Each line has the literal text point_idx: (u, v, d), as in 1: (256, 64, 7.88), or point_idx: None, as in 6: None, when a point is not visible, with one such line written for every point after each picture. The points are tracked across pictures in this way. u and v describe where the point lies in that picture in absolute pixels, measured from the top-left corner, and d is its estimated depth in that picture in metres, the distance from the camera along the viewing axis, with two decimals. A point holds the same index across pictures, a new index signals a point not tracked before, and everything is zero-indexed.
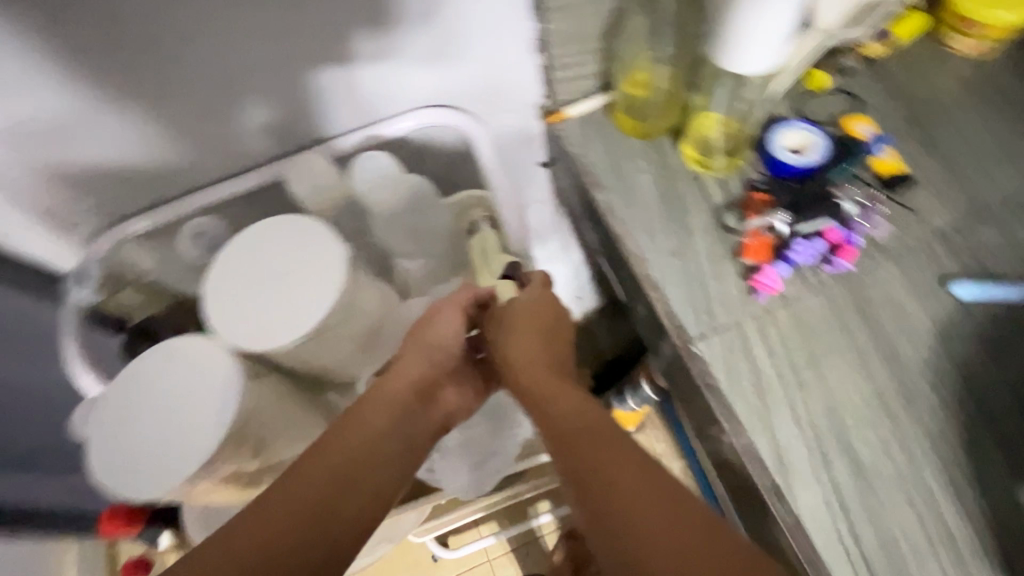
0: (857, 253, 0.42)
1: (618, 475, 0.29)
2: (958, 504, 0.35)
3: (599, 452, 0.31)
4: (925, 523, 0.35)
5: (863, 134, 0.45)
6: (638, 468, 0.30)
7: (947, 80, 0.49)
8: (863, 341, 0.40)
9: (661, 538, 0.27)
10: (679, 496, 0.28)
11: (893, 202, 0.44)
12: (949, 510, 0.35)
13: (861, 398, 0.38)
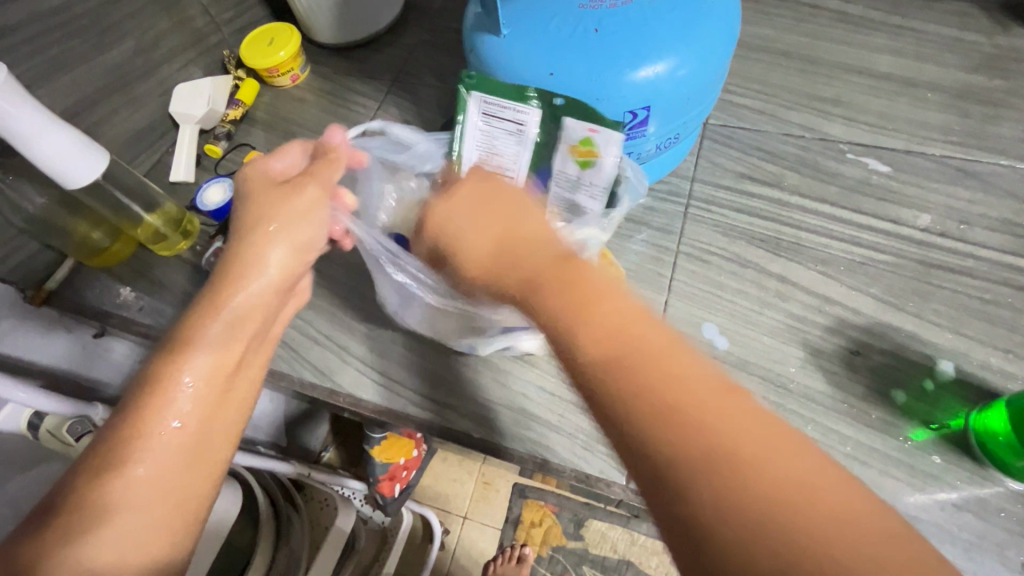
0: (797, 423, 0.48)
1: (657, 392, 0.28)
2: None
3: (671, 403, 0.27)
4: None
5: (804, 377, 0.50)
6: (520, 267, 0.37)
7: (982, 263, 0.54)
8: (948, 502, 0.45)
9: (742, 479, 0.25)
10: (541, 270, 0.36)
11: (938, 433, 0.47)
12: None
13: (944, 535, 0.44)
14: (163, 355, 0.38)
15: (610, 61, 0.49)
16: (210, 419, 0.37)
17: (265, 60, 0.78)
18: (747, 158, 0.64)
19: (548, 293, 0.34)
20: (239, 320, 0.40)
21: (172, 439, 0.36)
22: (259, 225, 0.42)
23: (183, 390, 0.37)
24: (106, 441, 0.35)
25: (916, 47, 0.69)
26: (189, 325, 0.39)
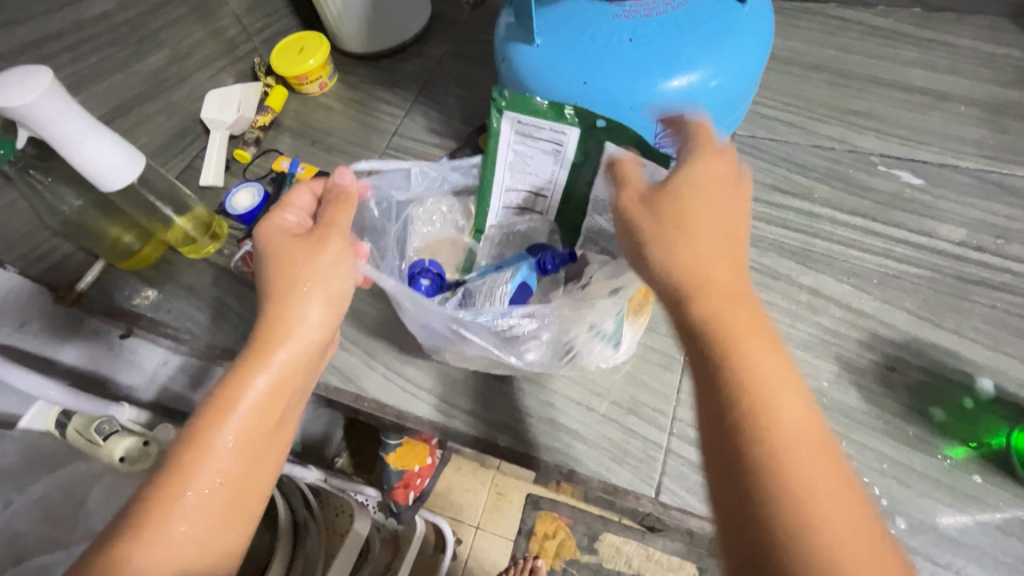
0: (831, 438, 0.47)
1: (775, 431, 0.30)
2: None
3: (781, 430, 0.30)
4: None
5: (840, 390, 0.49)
6: (673, 237, 0.37)
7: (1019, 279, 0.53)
8: (990, 523, 0.43)
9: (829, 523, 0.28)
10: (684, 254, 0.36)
11: (978, 452, 0.46)
12: None
13: (986, 558, 0.42)
14: (201, 415, 0.37)
15: (645, 69, 0.49)
16: (247, 477, 0.37)
17: (295, 69, 0.79)
18: (776, 170, 0.63)
19: (686, 279, 0.35)
20: (280, 380, 0.39)
21: (213, 501, 0.36)
22: (290, 277, 0.42)
23: (227, 451, 0.36)
24: (141, 504, 0.34)
25: (949, 61, 0.68)
26: (231, 382, 0.38)
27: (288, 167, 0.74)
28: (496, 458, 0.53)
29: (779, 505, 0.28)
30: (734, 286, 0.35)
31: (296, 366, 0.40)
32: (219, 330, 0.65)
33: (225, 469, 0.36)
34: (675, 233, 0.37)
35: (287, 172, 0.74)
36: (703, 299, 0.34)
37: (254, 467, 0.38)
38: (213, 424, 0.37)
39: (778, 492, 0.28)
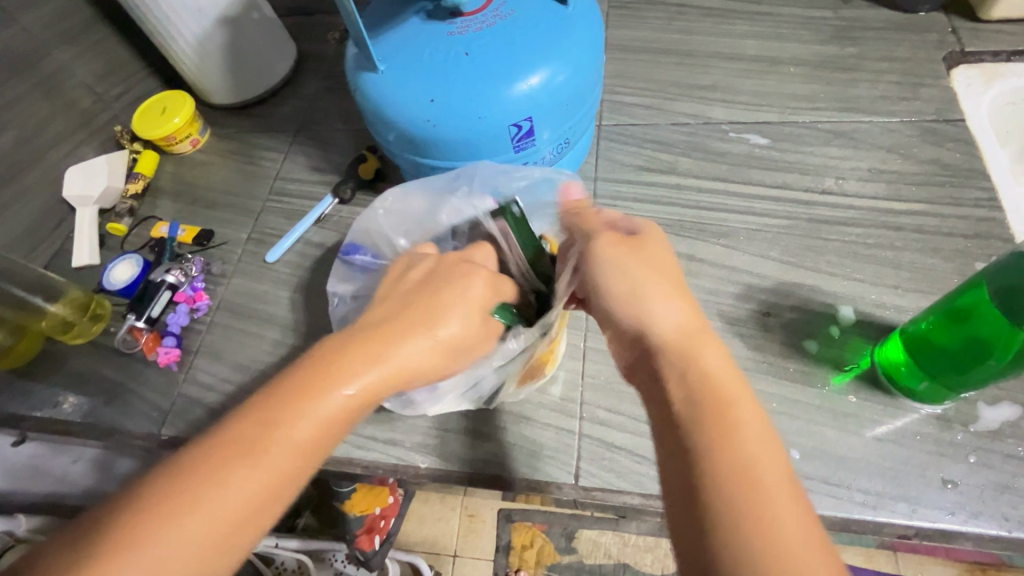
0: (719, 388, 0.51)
1: (730, 488, 0.29)
2: (981, 503, 0.43)
3: (753, 497, 0.28)
4: (957, 526, 0.43)
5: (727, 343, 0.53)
6: (654, 292, 0.38)
7: (859, 211, 0.59)
8: (870, 432, 0.47)
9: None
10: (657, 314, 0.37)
11: (850, 374, 0.50)
12: (975, 510, 0.43)
13: (870, 465, 0.46)
14: (269, 415, 0.33)
15: (486, 80, 0.51)
16: (248, 523, 0.31)
17: (160, 129, 0.77)
18: (642, 152, 0.67)
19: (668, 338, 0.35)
20: (340, 415, 0.35)
21: (181, 550, 0.29)
22: (381, 349, 0.37)
23: (225, 498, 0.31)
24: (168, 486, 0.30)
25: (776, 29, 0.75)
26: (310, 388, 0.34)
27: (168, 232, 0.71)
28: (420, 480, 0.53)
29: (741, 544, 0.27)
30: (714, 342, 0.35)
31: (325, 433, 0.34)
32: (114, 413, 0.61)
33: (244, 502, 0.31)
34: (646, 293, 0.38)
35: (167, 237, 0.71)
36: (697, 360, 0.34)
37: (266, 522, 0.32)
38: (265, 432, 0.33)
39: (744, 534, 0.27)
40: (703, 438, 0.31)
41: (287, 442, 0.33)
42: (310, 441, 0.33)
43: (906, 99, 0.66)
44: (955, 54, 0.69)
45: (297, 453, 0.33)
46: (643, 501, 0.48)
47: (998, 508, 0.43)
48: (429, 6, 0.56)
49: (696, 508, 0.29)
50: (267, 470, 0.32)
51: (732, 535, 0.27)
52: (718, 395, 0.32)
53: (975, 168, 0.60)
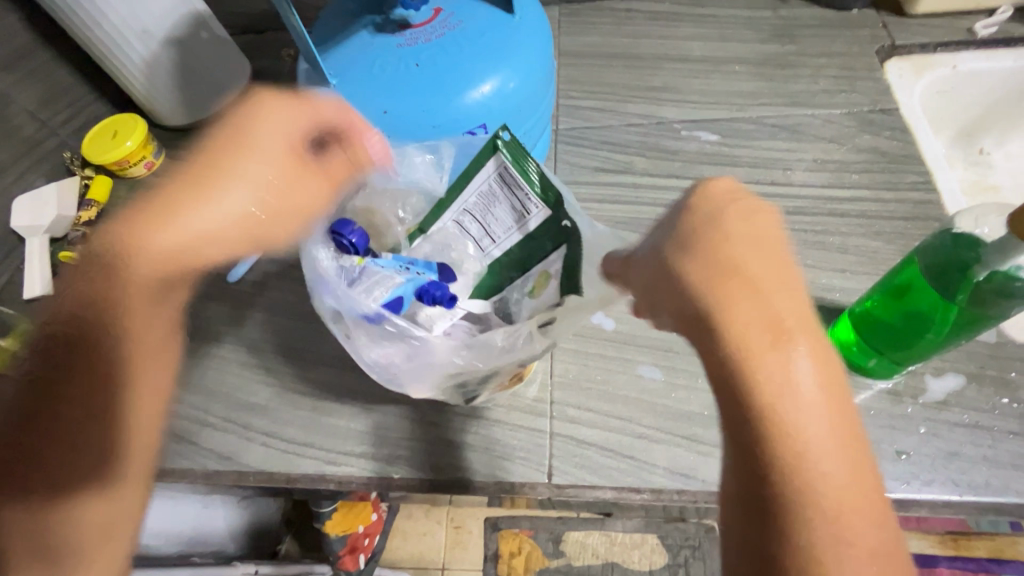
0: (683, 379, 0.53)
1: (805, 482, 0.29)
2: (934, 471, 0.45)
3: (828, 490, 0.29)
4: (912, 493, 0.45)
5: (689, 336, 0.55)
6: (738, 269, 0.32)
7: (806, 201, 0.61)
8: None
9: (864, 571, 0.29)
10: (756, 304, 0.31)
11: None
12: (929, 477, 0.45)
13: None
14: (81, 368, 0.45)
15: (439, 90, 0.52)
16: (127, 437, 0.46)
17: (111, 154, 0.75)
18: (599, 153, 0.69)
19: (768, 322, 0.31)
20: (128, 319, 0.46)
21: (141, 427, 0.47)
22: (148, 258, 0.46)
23: (126, 401, 0.46)
24: (96, 430, 0.45)
25: (719, 30, 0.78)
26: (91, 325, 0.45)
27: None
28: (394, 491, 0.53)
29: (813, 538, 0.29)
30: (805, 326, 0.31)
31: (98, 351, 0.45)
32: None
33: (114, 422, 0.45)
34: (750, 266, 0.32)
35: None
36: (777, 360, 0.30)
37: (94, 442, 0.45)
38: (88, 372, 0.45)
39: (814, 538, 0.29)
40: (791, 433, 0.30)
41: (75, 374, 0.44)
42: (99, 363, 0.45)
43: (844, 92, 0.70)
44: (886, 47, 0.72)
45: (97, 377, 0.45)
46: (616, 494, 0.49)
47: (949, 474, 0.45)
48: (378, 19, 0.56)
49: (775, 502, 0.29)
50: (85, 398, 0.44)
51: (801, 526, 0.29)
52: (792, 401, 0.30)
53: (910, 154, 0.64)
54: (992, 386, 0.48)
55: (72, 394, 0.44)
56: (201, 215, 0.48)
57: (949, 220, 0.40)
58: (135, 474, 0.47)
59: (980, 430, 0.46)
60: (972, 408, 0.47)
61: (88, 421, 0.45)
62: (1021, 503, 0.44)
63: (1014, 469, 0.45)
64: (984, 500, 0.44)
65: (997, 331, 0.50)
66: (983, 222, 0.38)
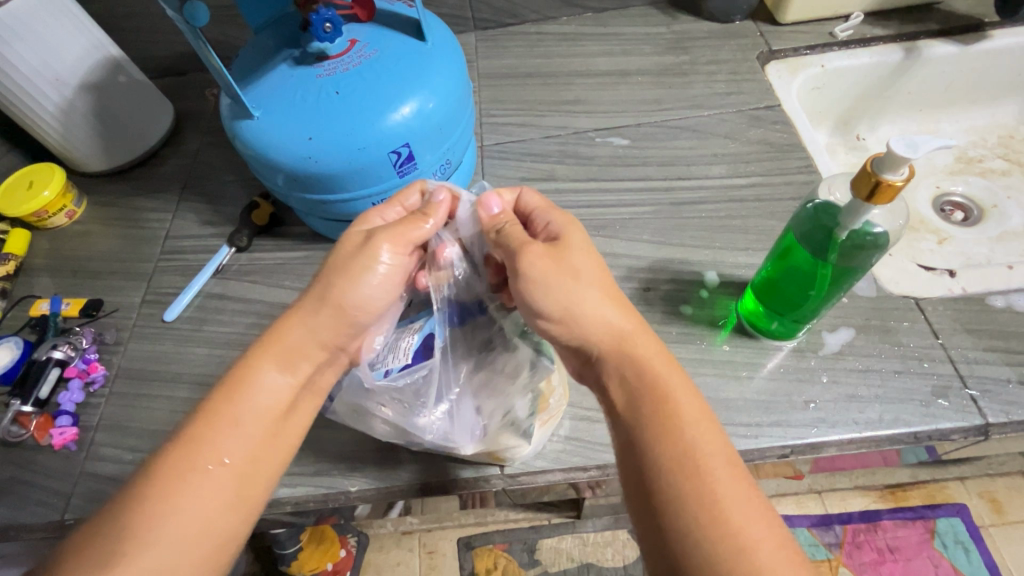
0: None
1: (665, 446, 0.35)
2: (836, 411, 0.51)
3: (679, 453, 0.34)
4: (819, 433, 0.50)
5: None
6: (582, 277, 0.41)
7: (710, 191, 0.68)
8: (742, 367, 0.54)
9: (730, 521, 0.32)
10: (607, 307, 0.40)
11: (724, 327, 0.57)
12: (832, 418, 0.51)
13: (749, 399, 0.53)
14: (210, 413, 0.39)
15: (359, 113, 0.55)
16: (225, 504, 0.37)
17: (27, 206, 0.73)
18: (522, 165, 0.74)
19: (606, 329, 0.40)
20: (261, 391, 0.40)
21: (220, 487, 0.37)
22: (320, 314, 0.42)
23: (241, 447, 0.38)
24: (176, 481, 0.36)
25: (621, 46, 0.85)
26: (238, 375, 0.40)
27: (49, 308, 0.67)
28: (354, 504, 0.53)
29: (682, 490, 0.33)
30: (641, 333, 0.40)
31: (240, 393, 0.39)
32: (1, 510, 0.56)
33: (221, 473, 0.37)
34: (591, 276, 0.41)
35: (49, 313, 0.67)
36: (630, 355, 0.39)
37: (201, 499, 0.36)
38: (216, 422, 0.38)
39: (679, 478, 0.34)
40: (643, 405, 0.37)
41: (207, 421, 0.38)
42: (228, 419, 0.39)
43: (733, 94, 0.78)
44: (765, 52, 0.82)
45: (225, 433, 0.38)
46: (566, 475, 0.52)
47: (849, 412, 0.51)
48: (296, 53, 0.59)
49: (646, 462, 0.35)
50: (204, 453, 0.37)
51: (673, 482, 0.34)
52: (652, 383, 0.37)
53: (794, 142, 0.72)
54: (877, 334, 0.55)
55: (193, 449, 0.37)
56: (354, 279, 0.43)
57: (813, 191, 0.48)
58: (188, 560, 0.35)
59: (870, 372, 0.53)
60: (863, 354, 0.54)
61: (199, 483, 0.37)
62: (911, 431, 0.50)
63: (902, 401, 0.51)
64: (881, 431, 0.50)
65: (875, 287, 0.58)
66: (835, 189, 0.46)
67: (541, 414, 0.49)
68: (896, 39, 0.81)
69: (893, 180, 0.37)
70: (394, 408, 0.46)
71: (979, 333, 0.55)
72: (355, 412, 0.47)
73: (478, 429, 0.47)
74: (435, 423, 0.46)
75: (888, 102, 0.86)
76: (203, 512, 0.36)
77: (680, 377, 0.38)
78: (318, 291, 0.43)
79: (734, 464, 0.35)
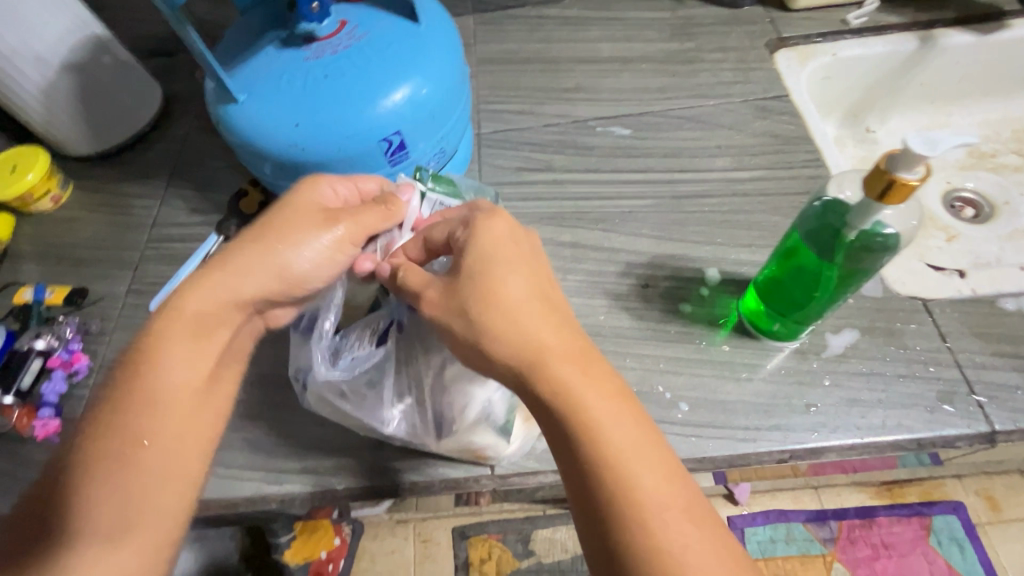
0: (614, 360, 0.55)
1: (600, 484, 0.32)
2: (837, 415, 0.50)
3: (615, 490, 0.32)
4: (818, 437, 0.49)
5: (621, 317, 0.57)
6: (488, 303, 0.37)
7: (712, 185, 0.66)
8: (740, 367, 0.53)
9: (674, 552, 0.30)
10: (518, 334, 0.36)
11: (725, 326, 0.55)
12: (833, 422, 0.49)
13: (747, 402, 0.51)
14: (126, 392, 0.38)
15: (347, 99, 0.53)
16: (164, 477, 0.37)
17: (10, 190, 0.71)
18: (520, 154, 0.71)
19: (522, 357, 0.35)
20: (180, 364, 0.39)
21: (136, 465, 0.36)
22: (257, 286, 0.42)
23: (161, 423, 0.38)
24: (101, 462, 0.36)
25: (625, 31, 0.82)
26: (152, 352, 0.39)
27: (32, 296, 0.65)
28: (342, 502, 0.52)
29: (625, 530, 0.31)
30: (559, 351, 0.36)
31: (154, 370, 0.39)
32: None
33: (146, 450, 0.37)
34: (498, 299, 0.37)
35: (32, 301, 0.65)
36: (550, 383, 0.34)
37: (135, 475, 0.36)
38: (135, 401, 0.38)
39: (619, 518, 0.31)
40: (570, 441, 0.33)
41: (126, 404, 0.38)
42: (148, 396, 0.38)
43: (740, 83, 0.75)
44: (774, 40, 0.79)
45: (145, 411, 0.38)
46: (559, 477, 0.51)
47: (851, 416, 0.50)
48: (283, 35, 0.57)
49: (586, 508, 0.32)
50: (127, 434, 0.37)
51: (616, 524, 0.31)
52: (576, 416, 0.33)
53: (801, 135, 0.69)
54: (882, 337, 0.53)
55: (112, 430, 0.37)
56: (296, 244, 0.43)
57: (822, 187, 0.45)
58: (130, 537, 0.35)
59: (873, 376, 0.51)
60: (867, 357, 0.52)
61: (129, 461, 0.36)
62: (914, 438, 0.48)
63: (906, 407, 0.50)
64: (883, 436, 0.49)
65: (882, 287, 0.56)
66: (846, 186, 0.44)
67: (520, 411, 0.48)
68: (910, 27, 0.78)
69: (907, 180, 0.35)
70: (360, 405, 0.46)
71: (988, 336, 0.53)
72: (326, 402, 0.47)
73: (456, 432, 0.46)
74: (397, 418, 0.46)
75: (900, 93, 0.83)
76: (138, 490, 0.36)
77: (605, 398, 0.34)
78: (245, 266, 0.42)
79: (673, 482, 0.33)
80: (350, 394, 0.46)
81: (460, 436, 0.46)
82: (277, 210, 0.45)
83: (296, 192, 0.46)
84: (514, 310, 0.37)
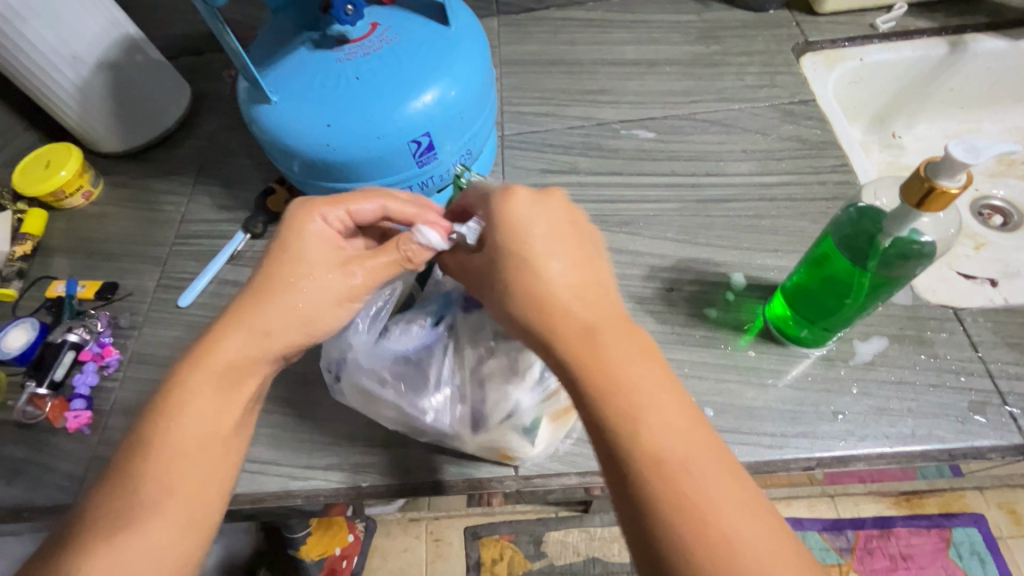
0: None
1: (621, 440, 0.31)
2: (866, 424, 0.49)
3: (638, 445, 0.31)
4: (846, 446, 0.48)
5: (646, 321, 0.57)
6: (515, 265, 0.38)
7: (738, 189, 0.66)
8: (767, 373, 0.52)
9: (701, 511, 0.29)
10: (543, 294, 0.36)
11: (750, 332, 0.55)
12: (862, 430, 0.49)
13: (774, 408, 0.51)
14: (148, 442, 0.36)
15: (378, 100, 0.53)
16: (188, 530, 0.35)
17: (45, 185, 0.72)
18: (544, 156, 0.72)
19: (545, 318, 0.36)
20: (205, 410, 0.37)
21: (158, 519, 0.34)
22: (277, 327, 0.41)
23: (187, 471, 0.36)
24: (124, 516, 0.34)
25: (649, 34, 0.82)
26: (175, 399, 0.37)
27: (65, 290, 0.67)
28: (365, 500, 0.53)
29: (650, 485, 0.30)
30: (581, 310, 0.36)
31: (178, 415, 0.37)
32: (15, 491, 0.56)
33: (172, 500, 0.35)
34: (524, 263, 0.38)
35: (65, 295, 0.67)
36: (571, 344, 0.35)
37: (160, 532, 0.34)
38: (156, 451, 0.36)
39: (642, 474, 0.30)
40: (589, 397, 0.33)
41: (146, 455, 0.36)
42: (171, 445, 0.36)
43: (766, 87, 0.75)
44: (801, 44, 0.78)
45: (167, 460, 0.36)
46: (582, 479, 0.51)
47: (879, 425, 0.49)
48: (316, 36, 0.58)
49: (609, 463, 0.32)
50: (150, 487, 0.35)
51: (639, 479, 0.30)
52: (599, 372, 0.33)
53: (828, 140, 0.69)
54: (911, 345, 0.53)
55: (132, 485, 0.35)
56: (307, 287, 0.42)
57: (857, 195, 0.46)
58: None
59: (903, 385, 0.51)
60: (896, 366, 0.52)
61: (154, 516, 0.34)
62: (944, 448, 0.48)
63: (937, 417, 0.49)
64: (914, 445, 0.48)
65: (912, 295, 0.56)
66: (881, 194, 0.44)
67: (549, 411, 0.47)
68: (940, 32, 0.77)
69: (948, 188, 0.35)
70: (399, 394, 0.46)
71: (1021, 346, 0.52)
72: (357, 395, 0.48)
73: (492, 422, 0.46)
74: (437, 406, 0.46)
75: (927, 99, 0.82)
76: (161, 547, 0.34)
77: (629, 354, 0.34)
78: (261, 313, 0.41)
79: (702, 442, 0.31)
80: (390, 380, 0.46)
81: (493, 428, 0.46)
82: (276, 253, 0.43)
83: (296, 233, 0.44)
84: (540, 273, 0.37)
